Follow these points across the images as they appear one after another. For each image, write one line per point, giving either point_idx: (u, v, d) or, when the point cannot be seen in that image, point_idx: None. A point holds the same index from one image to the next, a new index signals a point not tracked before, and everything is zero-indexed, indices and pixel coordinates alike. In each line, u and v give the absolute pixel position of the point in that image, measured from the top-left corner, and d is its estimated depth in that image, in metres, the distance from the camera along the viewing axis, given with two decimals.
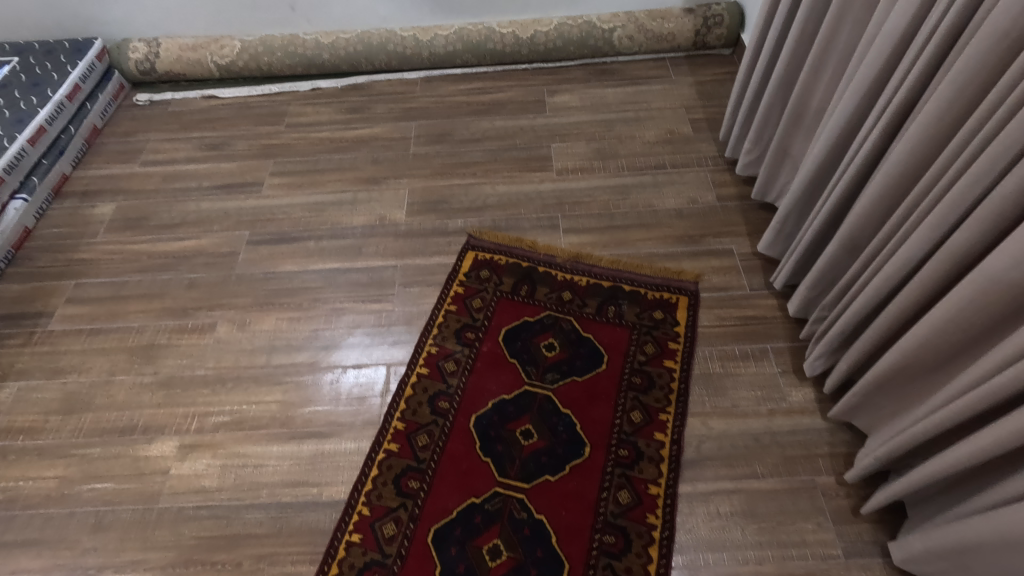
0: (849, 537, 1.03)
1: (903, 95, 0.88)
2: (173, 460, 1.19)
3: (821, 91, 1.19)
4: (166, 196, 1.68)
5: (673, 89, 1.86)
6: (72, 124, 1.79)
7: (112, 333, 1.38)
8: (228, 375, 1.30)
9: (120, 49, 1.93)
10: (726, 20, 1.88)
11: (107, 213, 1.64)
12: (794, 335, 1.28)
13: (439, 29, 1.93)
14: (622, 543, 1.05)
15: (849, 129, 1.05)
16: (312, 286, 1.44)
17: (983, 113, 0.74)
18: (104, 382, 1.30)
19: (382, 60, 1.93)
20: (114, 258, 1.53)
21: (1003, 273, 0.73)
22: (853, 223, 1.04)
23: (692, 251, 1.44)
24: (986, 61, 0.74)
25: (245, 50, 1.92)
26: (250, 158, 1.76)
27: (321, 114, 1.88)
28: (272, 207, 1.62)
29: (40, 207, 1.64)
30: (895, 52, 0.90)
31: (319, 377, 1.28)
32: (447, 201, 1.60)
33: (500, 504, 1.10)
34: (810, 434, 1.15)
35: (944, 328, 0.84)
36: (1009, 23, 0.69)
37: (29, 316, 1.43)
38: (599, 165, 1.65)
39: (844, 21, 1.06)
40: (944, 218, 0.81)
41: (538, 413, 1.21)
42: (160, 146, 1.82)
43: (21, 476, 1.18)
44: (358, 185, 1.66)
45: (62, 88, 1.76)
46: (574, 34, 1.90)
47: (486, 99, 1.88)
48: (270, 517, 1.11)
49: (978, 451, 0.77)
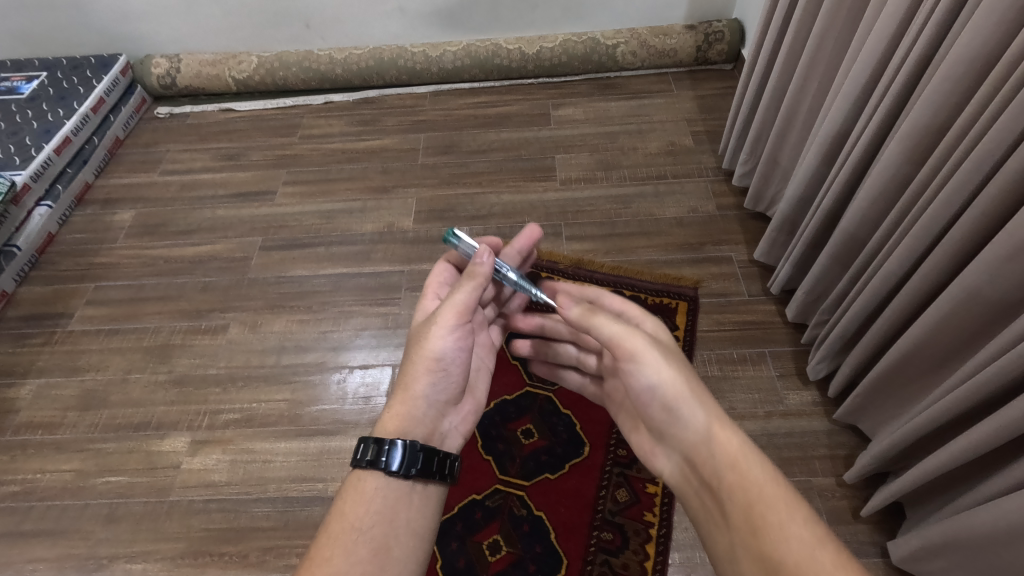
0: (846, 537, 1.05)
1: (888, 104, 0.91)
2: (185, 455, 1.22)
3: (810, 101, 1.23)
4: (184, 203, 1.74)
5: (675, 102, 1.90)
6: (96, 135, 1.86)
7: (129, 333, 1.43)
8: (240, 375, 1.34)
9: (143, 64, 2.02)
10: (727, 36, 1.93)
11: (127, 220, 1.71)
12: (795, 340, 1.31)
13: (449, 45, 1.99)
14: (620, 540, 1.07)
15: (839, 137, 1.09)
16: (322, 290, 1.49)
17: (968, 119, 0.77)
18: (121, 379, 1.35)
19: (393, 75, 2.00)
20: (132, 262, 1.59)
21: (987, 274, 0.76)
22: (848, 229, 1.07)
23: (692, 258, 1.48)
24: (967, 71, 0.77)
25: (262, 66, 2.00)
26: (264, 168, 1.83)
27: (334, 126, 1.94)
28: (285, 214, 1.68)
29: (64, 213, 1.71)
30: (880, 64, 0.94)
31: (327, 377, 1.32)
32: (454, 209, 1.65)
33: (501, 501, 1.13)
34: (808, 436, 1.17)
35: (936, 327, 0.87)
36: (985, 35, 0.73)
37: (51, 316, 1.48)
38: (602, 176, 1.70)
39: (832, 34, 1.09)
40: (933, 222, 0.84)
41: (539, 414, 1.24)
42: (179, 156, 1.89)
43: (39, 469, 1.22)
44: (367, 194, 1.71)
45: (87, 101, 1.84)
46: (579, 50, 1.96)
47: (492, 112, 1.94)
48: (277, 511, 1.14)
49: (969, 444, 0.79)
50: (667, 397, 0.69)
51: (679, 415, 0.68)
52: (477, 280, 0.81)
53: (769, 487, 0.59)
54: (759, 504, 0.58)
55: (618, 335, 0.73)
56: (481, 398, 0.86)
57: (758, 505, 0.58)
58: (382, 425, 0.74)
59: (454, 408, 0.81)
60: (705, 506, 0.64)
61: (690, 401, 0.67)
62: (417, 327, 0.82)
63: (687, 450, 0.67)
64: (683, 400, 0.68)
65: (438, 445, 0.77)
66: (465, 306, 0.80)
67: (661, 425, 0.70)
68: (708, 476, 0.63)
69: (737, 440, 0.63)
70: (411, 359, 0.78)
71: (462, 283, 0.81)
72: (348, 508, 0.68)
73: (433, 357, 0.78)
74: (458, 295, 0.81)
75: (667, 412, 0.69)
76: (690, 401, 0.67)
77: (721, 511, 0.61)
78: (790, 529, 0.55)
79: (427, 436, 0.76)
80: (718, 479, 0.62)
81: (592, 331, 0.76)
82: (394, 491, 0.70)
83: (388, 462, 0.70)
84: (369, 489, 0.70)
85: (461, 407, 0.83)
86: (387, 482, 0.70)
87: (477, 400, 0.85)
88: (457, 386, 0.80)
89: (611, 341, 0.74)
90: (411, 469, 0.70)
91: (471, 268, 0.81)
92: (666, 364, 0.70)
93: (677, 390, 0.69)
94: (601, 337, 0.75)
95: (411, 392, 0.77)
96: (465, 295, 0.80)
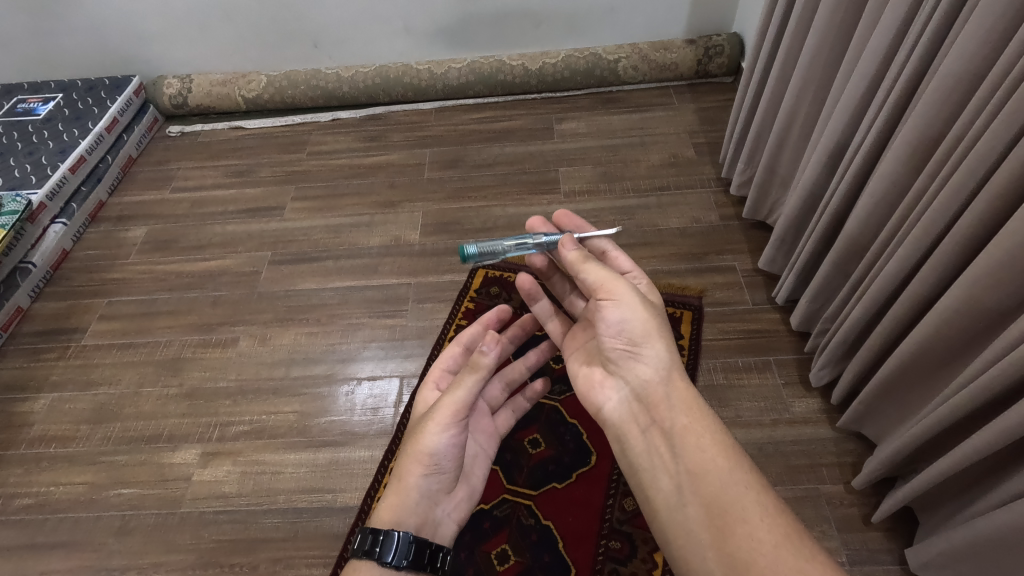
0: (856, 545, 1.05)
1: (886, 113, 0.93)
2: (196, 467, 1.24)
3: (810, 111, 1.25)
4: (194, 220, 1.77)
5: (676, 115, 1.93)
6: (110, 154, 1.91)
7: (141, 347, 1.45)
8: (250, 388, 1.36)
9: (155, 85, 2.07)
10: (727, 50, 1.96)
11: (139, 236, 1.74)
12: (798, 348, 1.31)
13: (453, 62, 2.03)
14: (628, 549, 1.07)
15: (838, 147, 1.11)
16: (331, 303, 1.51)
17: (960, 129, 0.79)
18: (133, 393, 1.37)
19: (399, 92, 2.04)
20: (145, 277, 1.62)
21: (984, 277, 0.77)
22: (850, 236, 1.08)
23: (696, 268, 1.49)
24: (960, 80, 0.78)
25: (271, 84, 2.04)
26: (273, 184, 1.86)
27: (341, 142, 1.98)
28: (294, 229, 1.71)
29: (78, 230, 1.75)
30: (876, 74, 0.96)
31: (336, 389, 1.34)
32: (459, 222, 1.67)
33: (509, 510, 1.13)
34: (815, 443, 1.17)
35: (934, 333, 0.88)
36: (975, 46, 0.75)
37: (65, 331, 1.51)
38: (605, 187, 1.72)
39: (829, 45, 1.11)
40: (932, 226, 0.85)
41: (546, 423, 1.25)
42: (190, 173, 1.93)
43: (53, 481, 1.24)
44: (375, 209, 1.74)
45: (101, 121, 1.89)
46: (581, 65, 1.99)
47: (497, 127, 1.97)
48: (287, 522, 1.15)
49: (977, 448, 0.79)
50: (634, 336, 0.76)
51: (642, 356, 0.76)
52: (478, 376, 0.84)
53: (719, 434, 0.69)
54: (709, 451, 0.67)
55: (604, 280, 0.78)
56: (473, 484, 0.90)
57: (706, 452, 0.67)
58: (377, 514, 0.78)
59: (445, 497, 0.85)
60: (649, 445, 0.71)
61: (654, 343, 0.75)
62: (418, 419, 0.86)
63: (640, 390, 0.75)
64: (649, 340, 0.75)
65: (429, 537, 0.81)
66: (463, 404, 0.83)
67: (618, 360, 0.78)
68: (660, 416, 0.72)
69: (691, 391, 0.73)
70: (407, 451, 0.82)
71: (465, 378, 0.84)
72: None
73: (426, 453, 0.81)
74: (458, 391, 0.83)
75: (631, 349, 0.76)
76: (655, 344, 0.75)
77: (669, 452, 0.69)
78: (736, 476, 0.65)
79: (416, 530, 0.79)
80: (671, 421, 0.71)
81: (576, 275, 0.81)
82: None
83: (382, 553, 0.73)
84: None
85: (453, 496, 0.86)
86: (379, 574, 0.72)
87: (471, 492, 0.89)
88: (449, 478, 0.84)
89: (595, 285, 0.79)
90: (402, 561, 0.73)
91: (475, 360, 0.84)
92: (641, 306, 0.76)
93: (646, 328, 0.76)
94: (586, 282, 0.80)
95: (404, 483, 0.80)
96: (465, 392, 0.83)
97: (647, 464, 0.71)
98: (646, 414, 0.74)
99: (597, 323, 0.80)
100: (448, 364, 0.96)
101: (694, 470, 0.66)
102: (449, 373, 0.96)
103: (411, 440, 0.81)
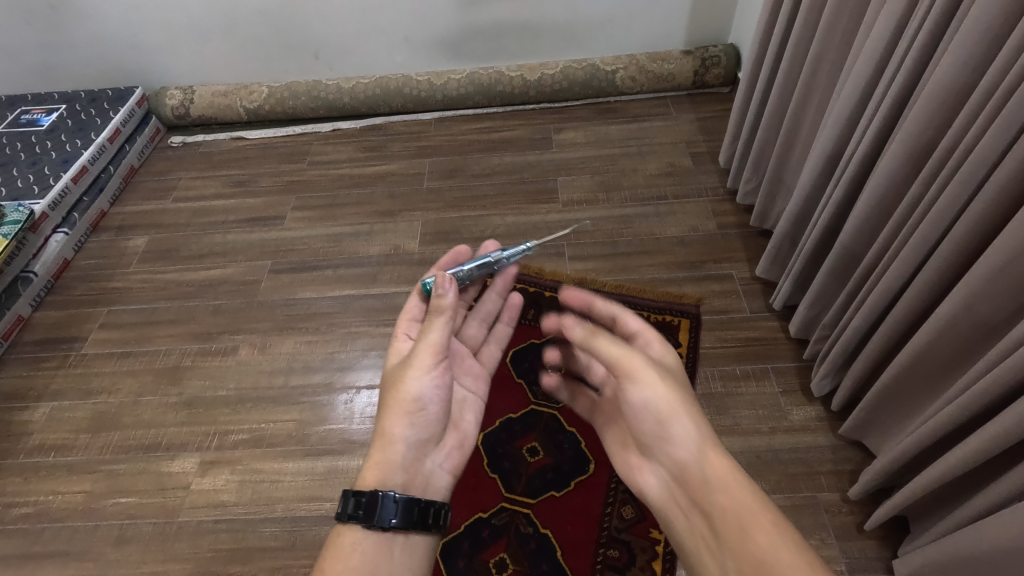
0: (854, 553, 1.05)
1: (880, 121, 0.94)
2: (195, 475, 1.24)
3: (810, 119, 1.26)
4: (195, 229, 1.78)
5: (674, 125, 1.95)
6: (112, 164, 1.92)
7: (141, 356, 1.46)
8: (249, 396, 1.36)
9: (158, 96, 2.09)
10: (724, 60, 1.99)
11: (141, 246, 1.75)
12: (798, 356, 1.32)
13: (453, 74, 2.05)
14: (626, 557, 1.07)
15: (835, 154, 1.12)
16: (330, 311, 1.51)
17: (953, 138, 0.80)
18: (132, 402, 1.37)
19: (399, 102, 2.06)
20: (145, 286, 1.63)
21: (981, 284, 0.77)
22: (846, 243, 1.09)
23: (694, 276, 1.49)
24: (953, 90, 0.80)
25: (272, 95, 2.06)
26: (273, 194, 1.87)
27: (342, 152, 2.00)
28: (294, 238, 1.72)
29: (79, 240, 1.76)
30: (871, 82, 0.97)
31: (335, 398, 1.34)
32: (458, 231, 1.68)
33: (507, 519, 1.13)
34: (813, 451, 1.17)
35: (931, 341, 0.88)
36: (965, 56, 0.76)
37: (66, 340, 1.51)
38: (603, 197, 1.73)
39: (827, 55, 1.13)
40: (929, 234, 0.85)
41: (545, 431, 1.25)
42: (191, 183, 1.95)
43: (51, 490, 1.24)
44: (374, 218, 1.75)
45: (104, 131, 1.91)
46: (579, 76, 2.01)
47: (496, 137, 1.99)
48: (285, 530, 1.15)
49: (969, 455, 0.79)
50: (658, 414, 0.71)
51: (670, 435, 0.70)
52: (444, 317, 0.86)
53: (758, 512, 0.62)
54: (752, 538, 0.60)
55: (618, 357, 0.75)
56: (464, 432, 0.91)
57: (749, 539, 0.60)
58: (362, 478, 0.79)
59: (436, 449, 0.86)
60: (694, 532, 0.67)
61: (681, 419, 0.70)
62: (392, 370, 0.87)
63: (676, 471, 0.70)
64: (674, 417, 0.70)
65: (422, 492, 0.82)
66: (438, 345, 0.86)
67: (652, 439, 0.73)
68: (700, 500, 0.66)
69: (728, 466, 0.66)
70: (389, 405, 0.83)
71: (434, 322, 0.86)
72: (326, 567, 0.73)
73: (409, 402, 0.82)
74: (430, 335, 0.86)
75: (659, 428, 0.71)
76: (683, 421, 0.69)
77: (714, 542, 0.64)
78: (782, 562, 0.57)
79: (408, 485, 0.80)
80: (710, 507, 0.65)
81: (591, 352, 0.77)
82: (372, 544, 0.74)
83: (368, 516, 0.74)
84: (348, 544, 0.74)
85: (444, 446, 0.87)
86: (365, 537, 0.74)
87: (465, 440, 0.90)
88: (437, 428, 0.85)
89: (610, 362, 0.75)
90: (389, 521, 0.74)
91: (436, 303, 0.85)
92: (660, 381, 0.72)
93: (669, 405, 0.70)
94: (602, 358, 0.77)
95: (391, 440, 0.81)
96: (438, 333, 0.86)
97: (696, 555, 0.67)
98: (686, 497, 0.69)
99: (624, 403, 0.76)
100: (415, 315, 0.95)
101: (739, 560, 0.60)
102: (417, 322, 0.95)
103: (391, 391, 0.82)
